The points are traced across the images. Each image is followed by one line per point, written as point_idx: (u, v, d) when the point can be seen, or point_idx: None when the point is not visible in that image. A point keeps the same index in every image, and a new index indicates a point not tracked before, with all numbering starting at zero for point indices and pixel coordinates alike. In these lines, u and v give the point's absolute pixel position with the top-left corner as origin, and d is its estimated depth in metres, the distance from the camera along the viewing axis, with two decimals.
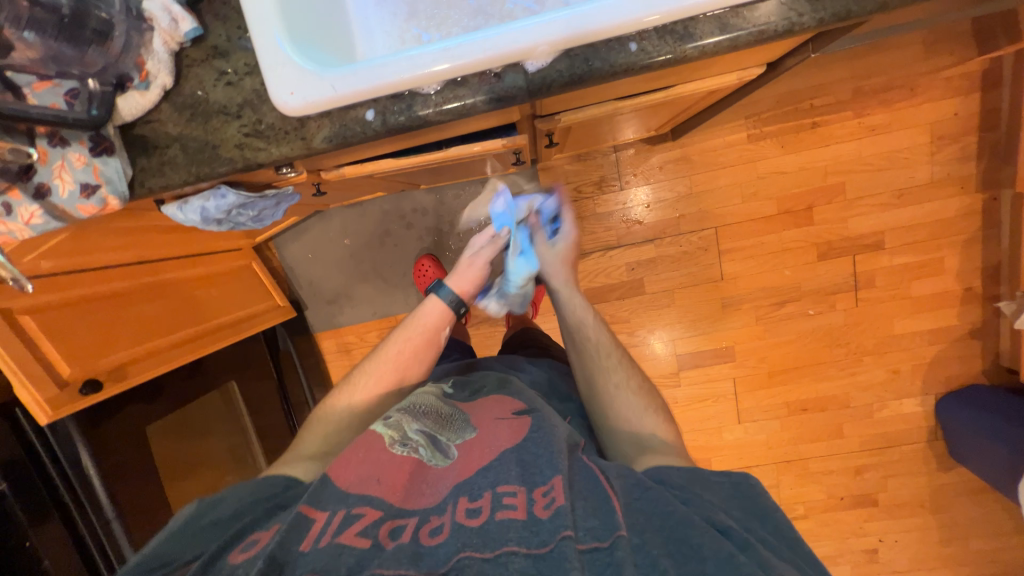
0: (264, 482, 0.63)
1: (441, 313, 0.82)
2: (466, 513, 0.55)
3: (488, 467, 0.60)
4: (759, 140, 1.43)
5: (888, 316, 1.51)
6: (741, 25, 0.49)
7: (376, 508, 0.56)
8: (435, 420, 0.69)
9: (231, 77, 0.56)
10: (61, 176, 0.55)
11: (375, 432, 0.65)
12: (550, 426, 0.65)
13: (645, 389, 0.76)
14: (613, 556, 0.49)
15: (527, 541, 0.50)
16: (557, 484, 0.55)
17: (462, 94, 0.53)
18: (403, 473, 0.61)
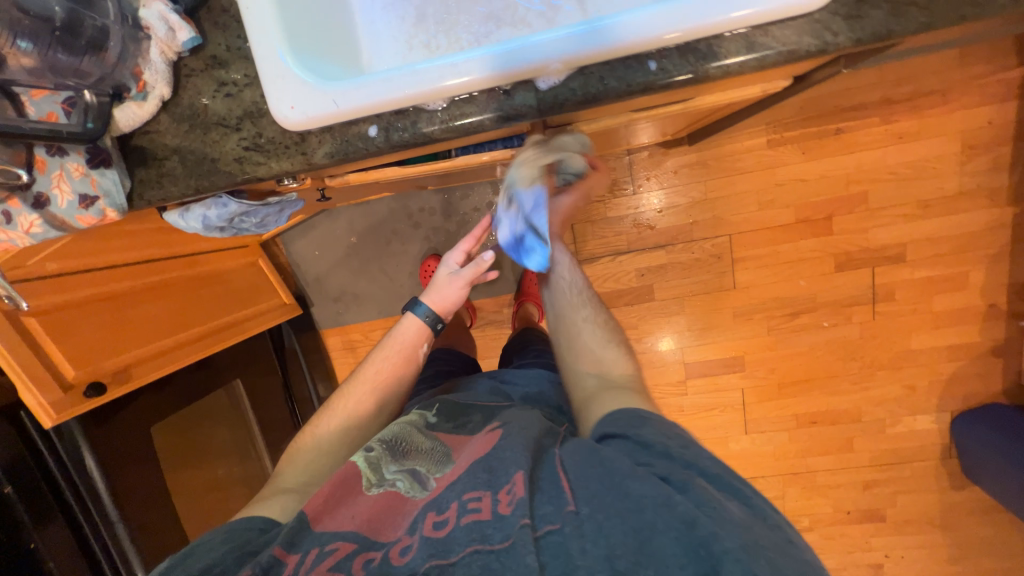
0: (237, 527, 0.61)
1: (417, 331, 0.86)
2: (433, 526, 0.56)
3: (455, 483, 0.61)
4: (779, 145, 1.37)
5: (906, 330, 1.46)
6: (770, 45, 0.46)
7: (349, 541, 0.56)
8: (413, 454, 0.69)
9: (230, 88, 0.54)
10: (58, 187, 0.54)
11: (355, 469, 0.65)
12: (519, 432, 0.66)
13: (610, 329, 0.82)
14: (565, 539, 0.51)
15: (489, 539, 0.52)
16: (518, 480, 0.57)
17: (470, 111, 0.51)
18: (376, 507, 0.61)
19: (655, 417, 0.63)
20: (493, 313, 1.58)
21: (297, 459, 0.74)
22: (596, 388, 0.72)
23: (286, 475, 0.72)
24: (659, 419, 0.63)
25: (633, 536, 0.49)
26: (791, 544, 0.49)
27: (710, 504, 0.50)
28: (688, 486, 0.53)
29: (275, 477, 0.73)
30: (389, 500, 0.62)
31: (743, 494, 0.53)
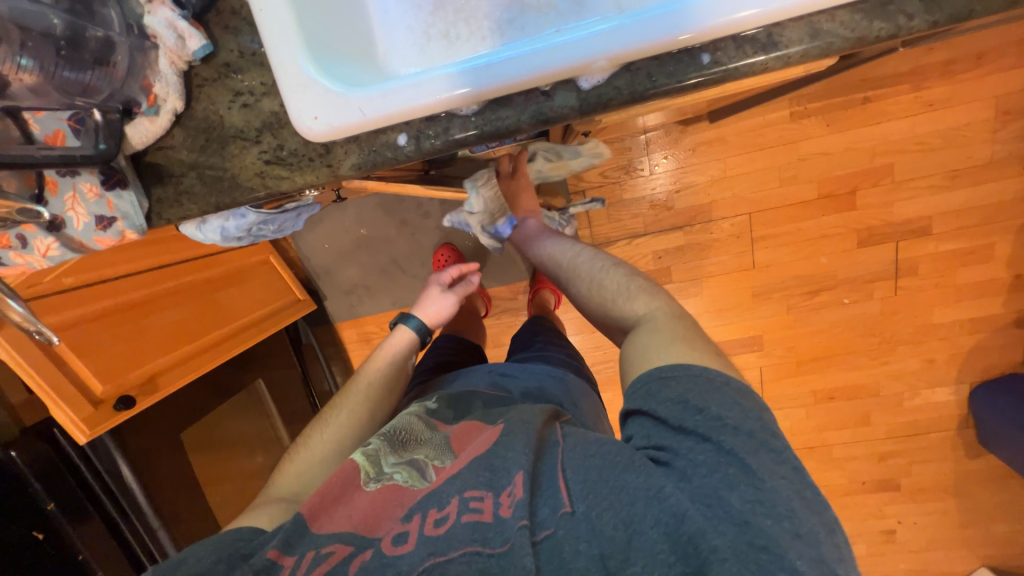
0: (220, 537, 0.60)
1: (405, 335, 0.90)
2: (434, 523, 0.56)
3: (455, 475, 0.60)
4: (802, 118, 1.31)
5: (928, 304, 1.44)
6: (836, 32, 0.42)
7: (345, 543, 0.57)
8: (410, 444, 0.68)
9: (247, 98, 0.50)
10: (72, 211, 0.51)
11: (352, 463, 0.65)
12: (518, 425, 0.63)
13: (624, 268, 0.72)
14: (559, 542, 0.51)
15: (489, 541, 0.53)
16: (518, 481, 0.56)
17: (505, 115, 0.47)
18: (374, 504, 0.60)
19: (668, 369, 0.54)
20: (508, 301, 1.56)
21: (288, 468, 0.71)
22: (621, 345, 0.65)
23: (281, 484, 0.70)
24: (674, 366, 0.54)
25: (622, 530, 0.49)
26: (804, 538, 0.44)
27: (708, 498, 0.47)
28: (689, 473, 0.49)
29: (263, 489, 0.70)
30: (388, 491, 0.61)
31: (754, 471, 0.47)
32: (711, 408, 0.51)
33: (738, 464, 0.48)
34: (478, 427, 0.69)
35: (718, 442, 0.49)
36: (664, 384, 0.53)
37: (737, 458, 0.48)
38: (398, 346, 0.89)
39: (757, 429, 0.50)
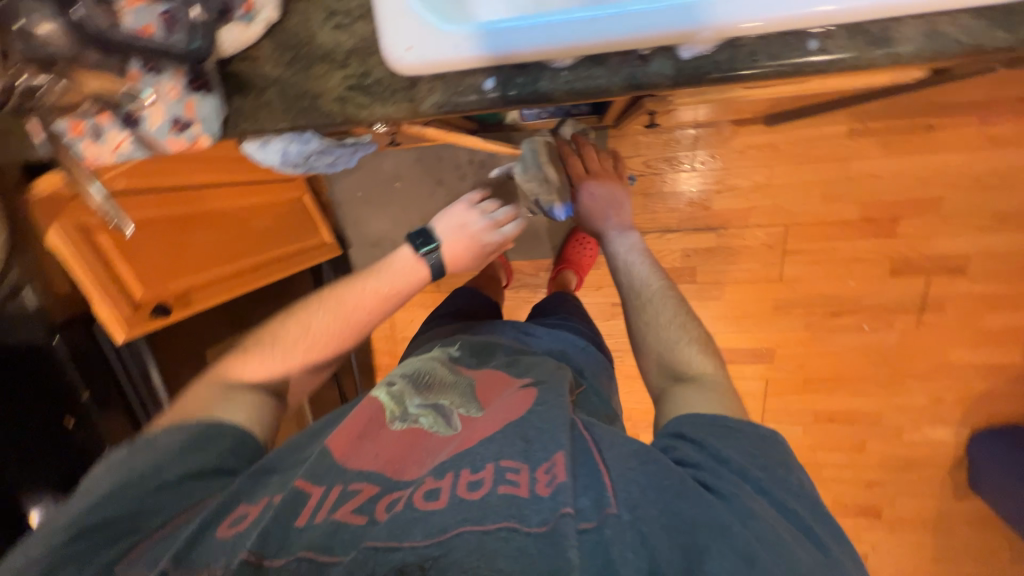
0: (182, 424, 0.63)
1: (418, 262, 0.75)
2: (468, 486, 0.56)
3: (490, 440, 0.61)
4: (859, 135, 1.28)
5: (947, 343, 1.44)
6: (954, 36, 0.41)
7: (372, 484, 0.59)
8: (434, 390, 0.73)
9: (341, 20, 0.51)
10: (132, 82, 0.50)
11: (379, 402, 0.70)
12: (555, 402, 0.66)
13: (698, 327, 0.76)
14: (603, 536, 0.50)
15: (528, 519, 0.52)
16: (558, 461, 0.57)
17: (598, 74, 0.47)
18: (399, 445, 0.64)
19: (734, 423, 0.60)
20: (529, 277, 1.57)
21: (250, 353, 0.73)
22: (670, 386, 0.71)
23: (237, 368, 0.71)
24: (736, 421, 0.61)
25: (680, 555, 0.48)
26: None
27: (776, 546, 0.48)
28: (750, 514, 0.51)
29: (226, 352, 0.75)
30: (413, 432, 0.66)
31: (803, 525, 0.53)
32: (774, 467, 0.57)
33: (795, 522, 0.52)
34: (502, 381, 0.75)
35: (779, 500, 0.54)
36: (736, 438, 0.59)
37: (795, 516, 0.53)
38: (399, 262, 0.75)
39: (815, 500, 0.56)
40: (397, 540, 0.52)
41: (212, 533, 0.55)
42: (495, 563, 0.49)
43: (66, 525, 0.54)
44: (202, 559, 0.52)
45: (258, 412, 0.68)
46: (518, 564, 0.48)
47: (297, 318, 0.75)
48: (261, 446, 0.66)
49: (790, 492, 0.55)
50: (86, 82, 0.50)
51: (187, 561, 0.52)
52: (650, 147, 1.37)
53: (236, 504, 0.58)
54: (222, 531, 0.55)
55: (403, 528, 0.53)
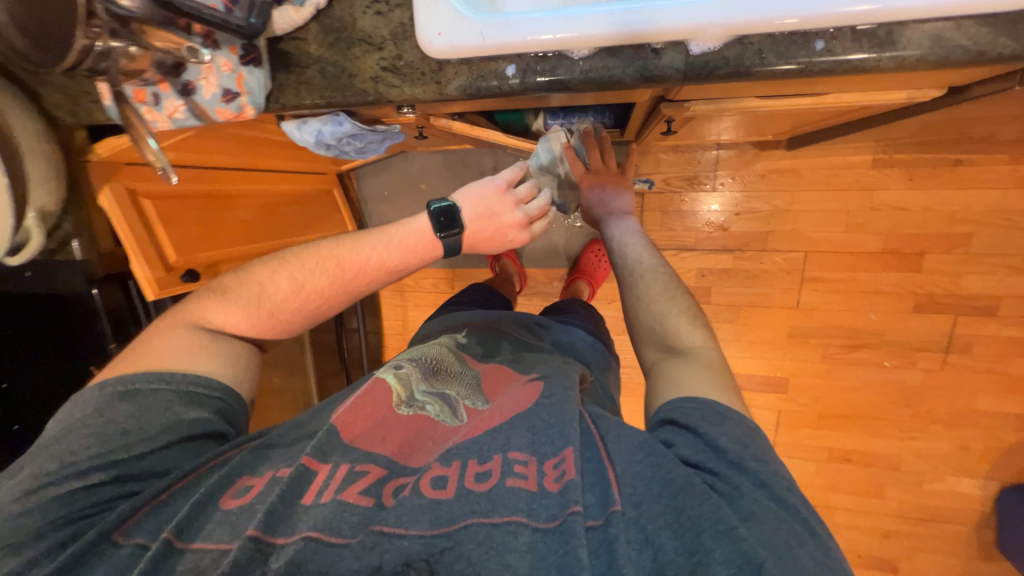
0: (163, 374, 0.65)
1: (434, 241, 0.70)
2: (475, 477, 0.56)
3: (498, 429, 0.62)
4: (885, 166, 1.27)
5: (974, 388, 1.37)
6: (957, 42, 0.43)
7: (378, 467, 0.59)
8: (441, 377, 0.73)
9: (382, 7, 0.55)
10: (194, 42, 0.54)
11: (385, 384, 0.70)
12: (561, 393, 0.66)
13: (688, 300, 0.76)
14: (609, 534, 0.49)
15: (536, 515, 0.52)
16: (568, 457, 0.56)
17: (612, 64, 0.50)
18: (406, 431, 0.64)
19: (725, 409, 0.58)
20: (542, 285, 1.58)
21: (234, 297, 0.72)
22: (660, 359, 0.71)
23: (215, 315, 0.71)
24: (731, 411, 0.59)
25: (685, 555, 0.46)
26: None
27: (780, 549, 0.45)
28: (755, 515, 0.48)
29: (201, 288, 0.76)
30: (420, 419, 0.66)
31: (806, 524, 0.49)
32: (769, 459, 0.54)
33: (798, 520, 0.49)
34: (506, 374, 0.76)
35: (779, 494, 0.50)
36: (727, 421, 0.57)
37: (795, 511, 0.49)
38: (412, 237, 0.70)
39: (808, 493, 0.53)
40: (404, 527, 0.52)
41: (216, 504, 0.56)
42: (504, 557, 0.48)
43: (59, 485, 0.56)
44: (204, 525, 0.54)
45: (241, 364, 0.73)
46: (529, 560, 0.48)
47: (289, 272, 0.72)
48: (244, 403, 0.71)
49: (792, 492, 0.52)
50: (155, 41, 0.54)
51: (190, 531, 0.54)
52: (671, 165, 1.39)
53: (239, 473, 0.60)
54: (225, 502, 0.57)
55: (409, 514, 0.53)
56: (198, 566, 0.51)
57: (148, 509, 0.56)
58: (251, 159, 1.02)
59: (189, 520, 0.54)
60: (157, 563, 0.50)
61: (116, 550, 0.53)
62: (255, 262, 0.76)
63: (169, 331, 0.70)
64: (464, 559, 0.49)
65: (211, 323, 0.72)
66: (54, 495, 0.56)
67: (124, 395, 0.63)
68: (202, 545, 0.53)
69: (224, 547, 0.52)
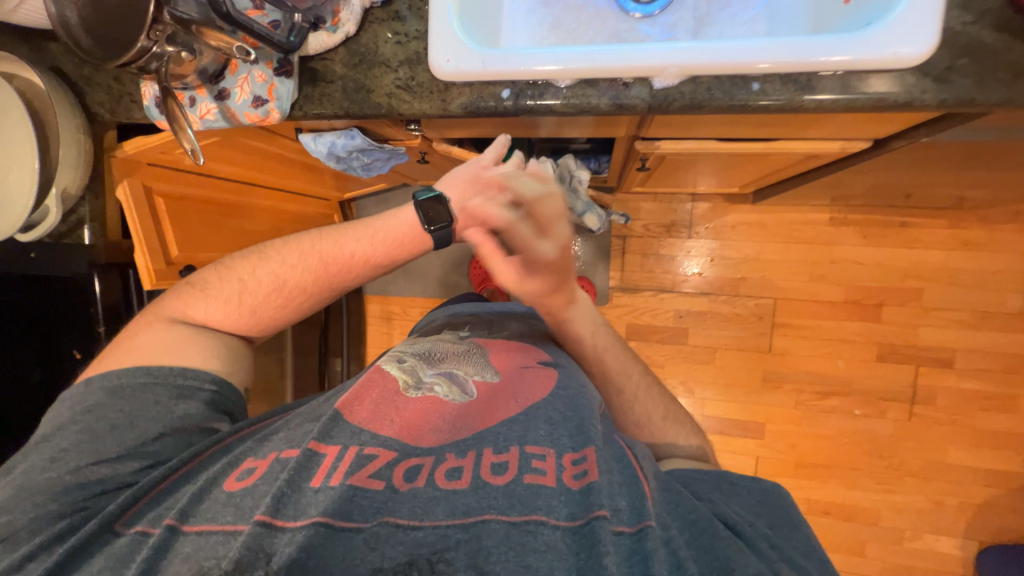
0: (150, 368, 0.66)
1: (421, 232, 0.73)
2: (491, 470, 0.57)
3: (513, 422, 0.64)
4: (841, 224, 1.41)
5: (942, 440, 1.41)
6: (862, 90, 0.54)
7: (389, 450, 0.60)
8: (452, 360, 0.75)
9: (401, 38, 0.66)
10: (242, 42, 0.61)
11: (391, 375, 0.72)
12: (576, 390, 0.69)
13: (671, 401, 0.80)
14: (643, 546, 0.49)
15: (557, 512, 0.52)
16: (589, 456, 0.58)
17: (590, 93, 0.60)
18: (415, 412, 0.65)
19: (737, 478, 0.63)
20: None
21: (214, 292, 0.74)
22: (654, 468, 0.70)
23: (198, 308, 0.73)
24: (737, 477, 0.63)
25: None
26: None
27: None
28: (775, 564, 0.51)
29: (183, 283, 0.77)
30: (428, 399, 0.67)
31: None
32: (780, 524, 0.58)
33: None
34: (513, 351, 0.79)
35: (789, 555, 0.54)
36: (744, 487, 0.62)
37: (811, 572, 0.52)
38: (400, 231, 0.73)
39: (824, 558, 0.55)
40: (418, 519, 0.52)
41: (220, 486, 0.57)
42: (525, 558, 0.49)
43: (55, 477, 0.57)
44: (207, 509, 0.55)
45: (231, 355, 0.73)
46: (549, 560, 0.49)
47: (272, 267, 0.74)
48: (239, 392, 0.73)
49: (805, 550, 0.55)
50: (208, 40, 0.61)
51: (194, 515, 0.54)
52: (650, 213, 1.51)
53: (239, 459, 0.61)
54: (229, 484, 0.57)
55: (424, 506, 0.54)
56: (202, 547, 0.51)
57: (146, 498, 0.57)
58: (264, 175, 1.10)
59: (190, 505, 0.55)
60: (160, 551, 0.51)
61: (117, 539, 0.54)
62: (236, 257, 0.77)
63: (152, 327, 0.71)
64: (482, 554, 0.49)
65: (193, 317, 0.73)
66: (48, 491, 0.56)
67: (111, 391, 0.64)
68: (205, 527, 0.53)
69: (230, 528, 0.52)
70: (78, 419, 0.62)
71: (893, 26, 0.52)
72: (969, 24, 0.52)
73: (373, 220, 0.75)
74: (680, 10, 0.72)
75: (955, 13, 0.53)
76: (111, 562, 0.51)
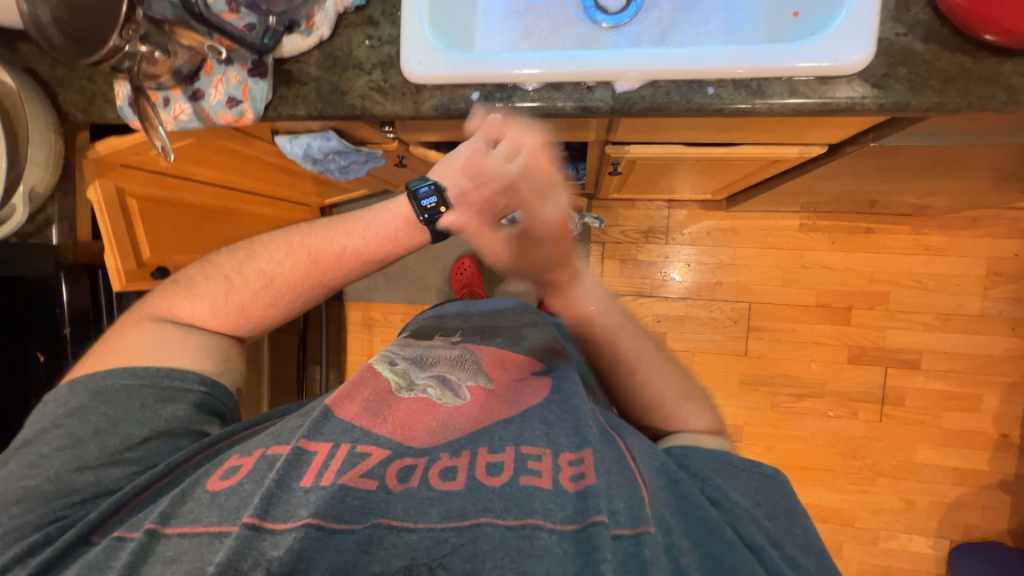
0: (136, 369, 0.65)
1: (411, 227, 0.73)
2: (486, 471, 0.57)
3: (509, 422, 0.64)
4: (810, 231, 1.46)
5: (912, 440, 1.45)
6: (810, 95, 0.57)
7: (382, 448, 0.60)
8: (446, 365, 0.75)
9: (375, 42, 0.67)
10: (216, 43, 0.63)
11: (382, 375, 0.71)
12: (570, 391, 0.70)
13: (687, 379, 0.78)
14: (642, 550, 0.49)
15: (552, 516, 0.52)
16: (586, 458, 0.58)
17: (555, 96, 0.62)
18: (408, 412, 0.65)
19: (739, 462, 0.63)
20: None
21: (200, 290, 0.73)
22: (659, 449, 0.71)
23: (184, 309, 0.72)
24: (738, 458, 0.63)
25: None
26: None
27: None
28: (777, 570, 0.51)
29: (167, 281, 0.76)
30: (421, 400, 0.68)
31: None
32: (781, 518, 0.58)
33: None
34: (508, 355, 0.79)
35: (790, 553, 0.54)
36: (749, 470, 0.62)
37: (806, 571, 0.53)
38: (392, 225, 0.73)
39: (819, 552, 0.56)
40: (413, 521, 0.52)
41: (202, 486, 0.56)
42: (521, 563, 0.49)
43: (35, 484, 0.56)
44: (190, 509, 0.54)
45: (218, 357, 0.72)
46: (546, 564, 0.49)
47: (260, 265, 0.73)
48: (230, 393, 0.72)
49: (803, 546, 0.56)
50: (181, 40, 0.63)
51: (174, 519, 0.53)
52: (628, 219, 1.54)
53: (223, 459, 0.60)
54: (212, 483, 0.56)
55: (418, 507, 0.54)
56: (185, 551, 0.51)
57: (129, 505, 0.56)
58: (242, 179, 1.10)
59: (172, 507, 0.54)
60: (138, 555, 0.50)
61: (93, 548, 0.53)
62: (222, 252, 0.77)
63: (138, 327, 0.70)
64: (479, 559, 0.49)
65: (177, 316, 0.72)
66: (27, 498, 0.56)
67: (95, 394, 0.63)
68: (189, 529, 0.52)
69: (215, 529, 0.52)
70: (59, 423, 0.61)
71: (834, 35, 0.56)
72: (902, 35, 0.56)
73: (360, 216, 0.75)
74: (646, 21, 0.76)
75: (889, 25, 0.57)
76: (89, 570, 0.50)
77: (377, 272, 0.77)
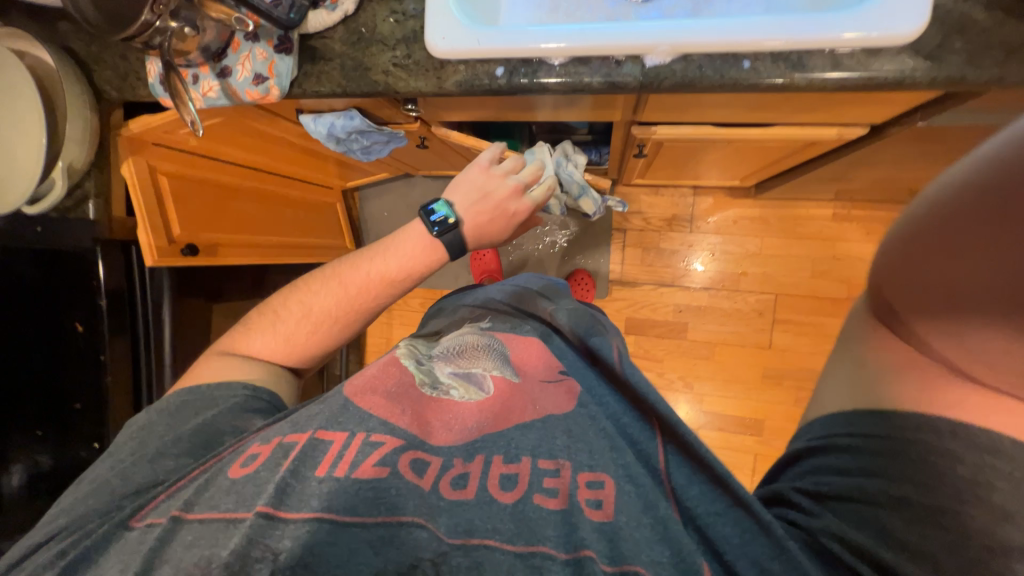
0: (194, 386, 0.69)
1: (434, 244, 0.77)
2: (501, 485, 0.56)
3: (528, 429, 0.62)
4: (843, 220, 1.40)
5: None
6: (854, 68, 0.54)
7: (396, 438, 0.59)
8: (467, 360, 0.74)
9: (399, 16, 0.67)
10: (244, 16, 0.62)
11: (407, 370, 0.70)
12: (597, 400, 0.67)
13: None
14: None
15: (563, 545, 0.51)
16: (608, 483, 0.56)
17: (582, 71, 0.60)
18: (428, 408, 0.66)
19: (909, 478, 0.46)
20: None
21: (253, 326, 0.77)
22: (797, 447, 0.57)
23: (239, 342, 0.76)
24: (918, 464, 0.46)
25: None
26: None
27: None
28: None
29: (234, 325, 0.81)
30: (443, 399, 0.68)
31: None
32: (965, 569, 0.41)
33: None
34: (537, 350, 0.77)
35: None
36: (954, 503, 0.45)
37: None
38: (412, 245, 0.77)
39: None
40: (424, 518, 0.52)
41: (225, 473, 0.57)
42: None
43: (100, 479, 0.60)
44: (215, 497, 0.54)
45: (273, 375, 0.74)
46: None
47: (302, 296, 0.77)
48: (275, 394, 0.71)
49: None
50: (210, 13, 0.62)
51: (199, 504, 0.54)
52: (651, 206, 1.51)
53: (245, 445, 0.60)
54: (234, 470, 0.57)
55: (428, 510, 0.53)
56: (203, 536, 0.51)
57: (167, 491, 0.57)
58: (267, 160, 1.12)
59: (196, 495, 0.55)
60: (163, 540, 0.51)
61: (128, 533, 0.54)
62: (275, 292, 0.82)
63: (206, 361, 0.75)
64: None
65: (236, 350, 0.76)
66: (90, 490, 0.58)
67: (161, 411, 0.67)
68: (207, 515, 0.53)
69: (230, 516, 0.52)
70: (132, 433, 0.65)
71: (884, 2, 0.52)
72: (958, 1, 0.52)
73: (386, 242, 0.79)
74: None
75: None
76: (122, 558, 0.51)
77: (406, 292, 0.79)
